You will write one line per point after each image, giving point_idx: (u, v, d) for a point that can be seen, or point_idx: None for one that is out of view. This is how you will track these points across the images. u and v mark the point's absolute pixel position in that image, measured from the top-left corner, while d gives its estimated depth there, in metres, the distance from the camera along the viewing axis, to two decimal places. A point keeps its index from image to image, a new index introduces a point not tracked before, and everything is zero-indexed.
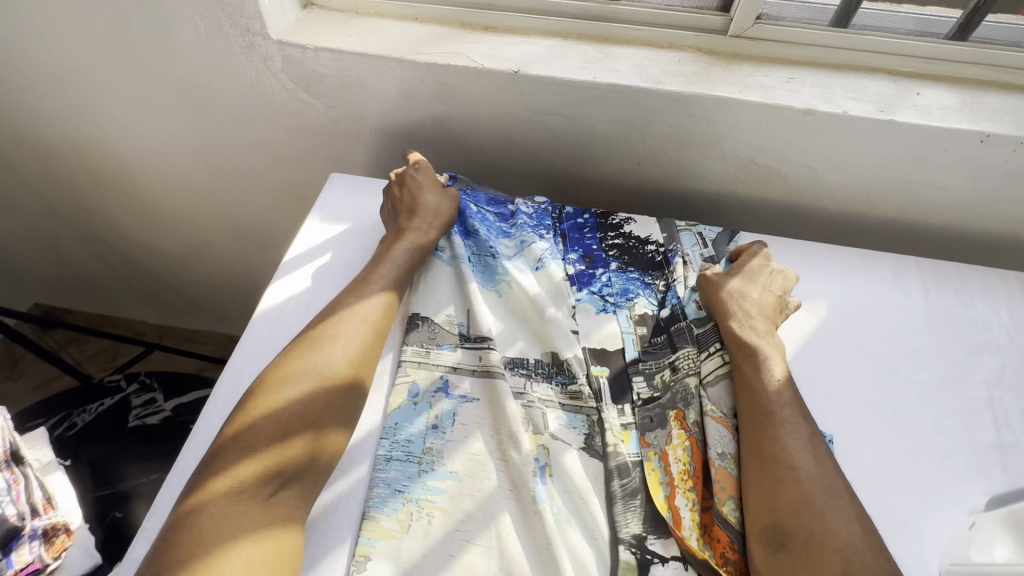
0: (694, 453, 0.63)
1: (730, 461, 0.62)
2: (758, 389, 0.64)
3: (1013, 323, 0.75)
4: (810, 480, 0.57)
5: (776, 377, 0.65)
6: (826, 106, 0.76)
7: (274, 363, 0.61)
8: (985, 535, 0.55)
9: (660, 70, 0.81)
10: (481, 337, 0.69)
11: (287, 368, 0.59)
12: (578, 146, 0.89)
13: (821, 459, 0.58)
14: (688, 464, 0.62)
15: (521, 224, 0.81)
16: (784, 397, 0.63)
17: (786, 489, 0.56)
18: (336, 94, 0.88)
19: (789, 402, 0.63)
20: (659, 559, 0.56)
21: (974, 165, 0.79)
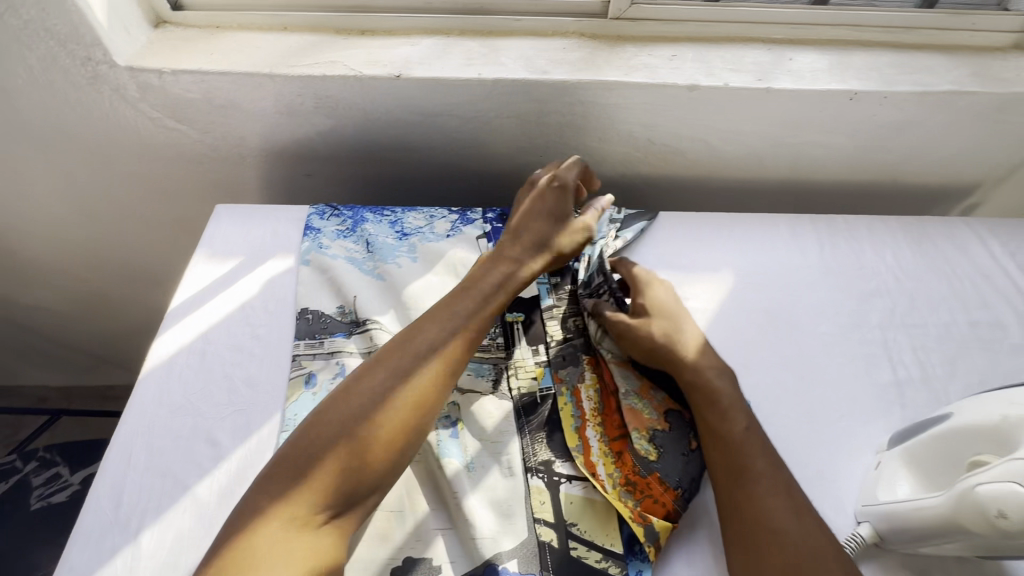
0: (605, 393, 0.64)
1: (635, 398, 0.62)
2: (722, 439, 0.56)
3: (897, 265, 0.81)
4: (796, 542, 0.49)
5: (741, 425, 0.57)
6: (709, 81, 0.78)
7: (398, 345, 0.55)
8: (890, 473, 0.56)
9: (545, 60, 0.80)
10: (371, 324, 0.68)
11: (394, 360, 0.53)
12: (477, 145, 0.87)
13: (800, 512, 0.51)
14: (598, 401, 0.64)
15: (415, 214, 0.81)
16: (750, 445, 0.55)
17: (769, 555, 0.49)
18: (208, 118, 0.81)
19: (760, 450, 0.55)
20: (567, 479, 0.58)
21: (849, 122, 0.83)
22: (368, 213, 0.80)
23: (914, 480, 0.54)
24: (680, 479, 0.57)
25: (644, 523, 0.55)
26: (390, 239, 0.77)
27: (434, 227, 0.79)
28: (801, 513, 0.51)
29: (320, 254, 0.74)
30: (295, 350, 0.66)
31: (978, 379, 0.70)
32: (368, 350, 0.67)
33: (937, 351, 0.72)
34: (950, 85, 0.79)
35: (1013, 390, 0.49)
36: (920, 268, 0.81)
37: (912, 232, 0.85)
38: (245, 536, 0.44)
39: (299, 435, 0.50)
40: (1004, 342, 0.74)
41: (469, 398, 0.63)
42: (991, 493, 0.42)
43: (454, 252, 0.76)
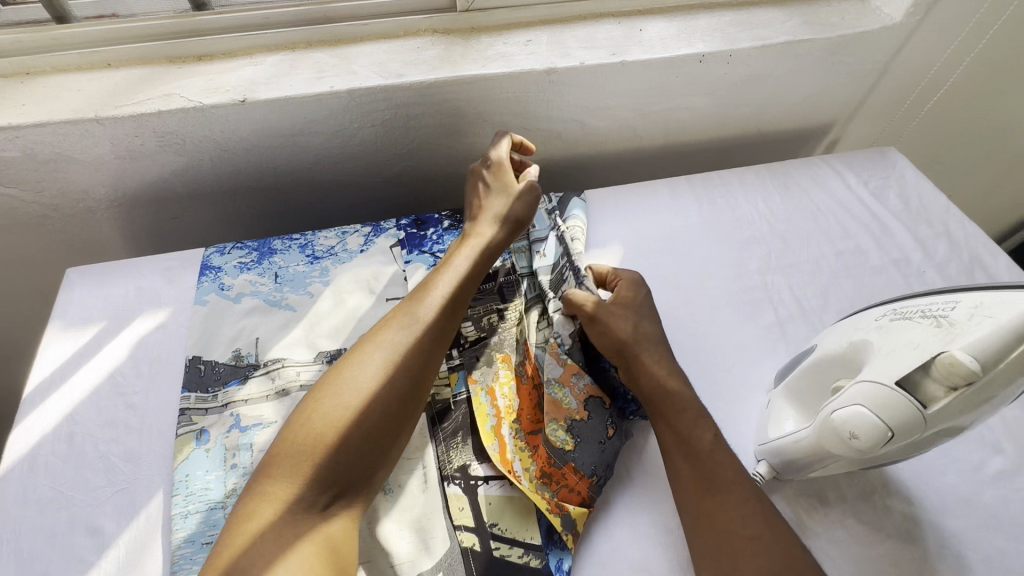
0: (520, 389, 0.64)
1: (556, 387, 0.61)
2: (693, 450, 0.56)
3: (768, 211, 0.86)
4: (765, 544, 0.50)
5: (709, 433, 0.57)
6: (565, 62, 0.78)
7: (383, 324, 0.60)
8: (778, 413, 0.58)
9: (400, 62, 0.77)
10: (279, 361, 0.65)
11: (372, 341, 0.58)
12: (350, 157, 0.84)
13: (764, 509, 0.52)
14: (514, 397, 0.63)
15: (321, 236, 0.79)
16: (718, 452, 0.55)
17: (744, 560, 0.49)
18: (37, 175, 0.73)
19: (727, 457, 0.55)
20: (484, 480, 0.58)
21: (704, 84, 0.87)
22: (275, 243, 0.77)
23: (798, 414, 0.56)
24: (594, 467, 0.58)
25: (562, 512, 0.55)
26: (301, 265, 0.75)
27: (341, 247, 0.77)
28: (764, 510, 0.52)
29: (220, 295, 0.71)
30: (184, 404, 0.61)
31: (847, 305, 0.76)
32: (275, 390, 0.63)
33: (811, 286, 0.78)
34: (787, 35, 0.84)
35: (855, 317, 0.53)
36: (788, 210, 0.86)
37: (778, 177, 0.91)
38: (253, 510, 0.49)
39: (295, 415, 0.54)
40: (866, 266, 0.80)
41: None
42: (843, 421, 0.45)
43: (364, 269, 0.75)
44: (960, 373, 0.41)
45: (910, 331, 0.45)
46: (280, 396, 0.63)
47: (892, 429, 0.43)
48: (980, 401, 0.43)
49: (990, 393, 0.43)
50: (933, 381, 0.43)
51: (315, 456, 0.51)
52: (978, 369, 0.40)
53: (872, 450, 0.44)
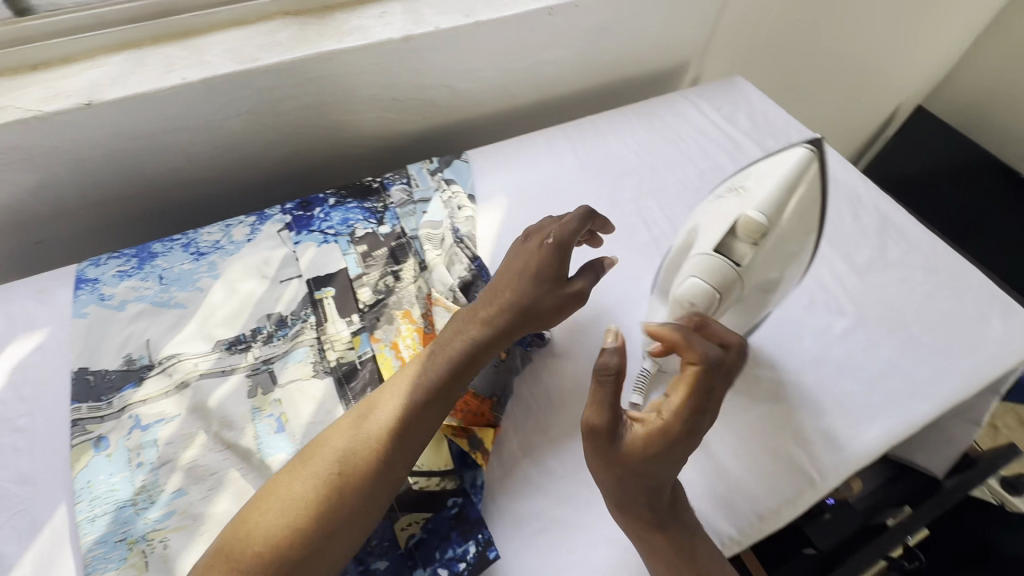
0: (422, 337, 0.68)
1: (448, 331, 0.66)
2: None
3: (636, 146, 0.93)
4: None
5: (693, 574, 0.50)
6: (420, 28, 0.81)
7: (361, 420, 0.54)
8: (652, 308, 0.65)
9: (254, 47, 0.77)
10: (173, 357, 0.65)
11: (344, 438, 0.53)
12: (222, 151, 0.82)
13: None
14: (417, 346, 0.67)
15: (203, 233, 0.77)
16: None
17: None
18: None
19: None
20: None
21: (560, 36, 0.92)
22: (154, 246, 0.75)
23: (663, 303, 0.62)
24: (493, 388, 0.62)
25: (468, 434, 0.60)
26: (186, 263, 0.74)
27: (226, 240, 0.77)
28: None
29: (100, 305, 0.68)
30: (76, 415, 0.60)
31: None
32: (175, 384, 0.63)
33: (678, 205, 0.85)
34: None
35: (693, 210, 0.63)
36: (653, 141, 0.94)
37: (642, 115, 0.99)
38: None
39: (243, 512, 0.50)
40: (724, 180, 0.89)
41: (291, 390, 0.63)
42: (684, 292, 0.55)
43: (253, 257, 0.75)
44: (756, 229, 0.52)
45: (724, 207, 0.56)
46: (180, 389, 0.62)
47: (719, 288, 0.53)
48: (778, 253, 0.54)
49: (784, 245, 0.54)
50: (740, 242, 0.53)
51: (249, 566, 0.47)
52: (768, 223, 0.51)
53: (709, 312, 0.54)
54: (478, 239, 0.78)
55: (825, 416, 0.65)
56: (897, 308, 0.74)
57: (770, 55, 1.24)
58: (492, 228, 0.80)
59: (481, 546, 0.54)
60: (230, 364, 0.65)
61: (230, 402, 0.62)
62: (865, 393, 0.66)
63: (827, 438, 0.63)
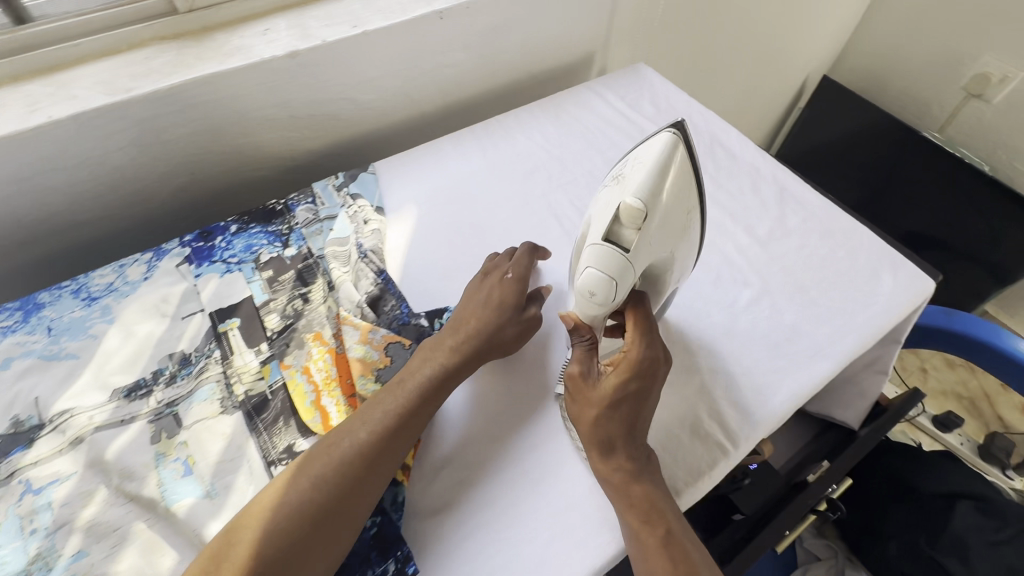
0: (335, 358, 0.66)
1: (358, 348, 0.65)
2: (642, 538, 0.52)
3: (544, 142, 0.94)
4: None
5: (665, 527, 0.53)
6: (306, 43, 0.79)
7: (332, 444, 0.55)
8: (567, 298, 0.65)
9: (128, 76, 0.73)
10: (67, 412, 0.61)
11: (314, 465, 0.53)
12: (109, 188, 0.78)
13: None
14: (330, 368, 0.65)
15: (95, 276, 0.73)
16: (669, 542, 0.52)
17: None
18: None
19: (676, 546, 0.52)
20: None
21: (456, 39, 0.92)
22: (41, 296, 0.71)
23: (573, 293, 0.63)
24: None
25: None
26: (77, 310, 0.69)
27: (121, 281, 0.73)
28: None
29: None
30: None
31: None
32: (68, 441, 0.59)
33: (588, 196, 0.87)
34: None
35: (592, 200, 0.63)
36: (561, 135, 0.95)
37: (549, 110, 1.00)
38: None
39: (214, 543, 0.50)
40: None
41: (197, 430, 0.61)
42: (583, 283, 0.57)
43: (150, 295, 0.71)
44: (636, 215, 0.53)
45: (608, 197, 0.57)
46: (74, 445, 0.59)
47: (613, 277, 0.56)
48: (665, 232, 0.56)
49: (670, 223, 0.55)
50: (625, 230, 0.54)
51: None
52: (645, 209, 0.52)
53: (607, 300, 0.57)
54: (387, 252, 0.78)
55: (735, 385, 0.67)
56: (797, 274, 0.77)
57: (674, 40, 1.28)
58: (402, 239, 0.79)
59: (400, 562, 0.54)
60: (130, 412, 0.62)
61: (130, 452, 0.59)
62: (771, 360, 0.69)
63: (738, 406, 0.65)
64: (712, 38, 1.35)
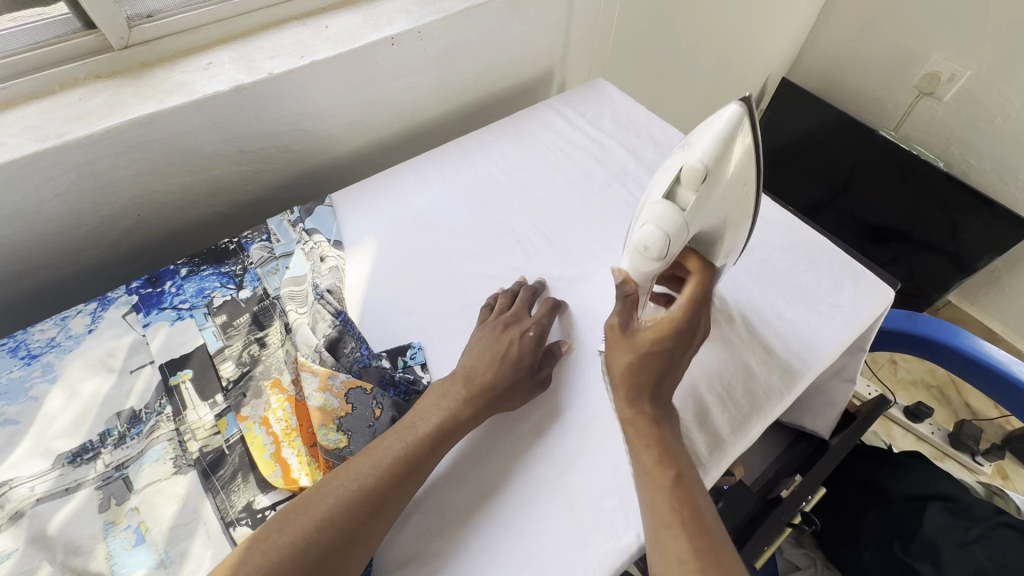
0: (295, 406, 0.63)
1: (318, 396, 0.61)
2: (651, 483, 0.51)
3: (506, 163, 0.93)
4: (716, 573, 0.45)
5: (674, 476, 0.51)
6: (251, 76, 0.77)
7: (342, 478, 0.53)
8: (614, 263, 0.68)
9: (59, 120, 0.70)
10: (4, 485, 0.57)
11: (318, 498, 0.51)
12: (47, 235, 0.74)
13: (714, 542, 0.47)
14: (290, 417, 0.62)
15: (35, 331, 0.70)
16: (677, 492, 0.50)
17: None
18: None
19: (687, 495, 0.50)
20: (271, 509, 0.57)
21: (410, 63, 0.90)
22: None
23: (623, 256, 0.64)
24: None
25: None
26: (15, 370, 0.66)
27: (63, 335, 0.69)
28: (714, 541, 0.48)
29: None
30: None
31: (583, 224, 0.85)
32: (7, 516, 0.55)
33: (551, 217, 0.86)
34: (466, 3, 0.90)
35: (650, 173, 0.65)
36: (522, 156, 0.94)
37: (510, 130, 0.99)
38: None
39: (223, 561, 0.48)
40: (594, 185, 0.90)
41: (149, 493, 0.58)
42: (639, 238, 0.59)
43: (96, 349, 0.68)
44: (697, 176, 0.54)
45: (674, 160, 0.59)
46: (13, 520, 0.55)
47: (669, 235, 0.57)
48: (723, 199, 0.57)
49: (730, 191, 0.57)
50: (685, 189, 0.56)
51: None
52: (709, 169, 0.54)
53: (662, 257, 0.58)
54: (346, 288, 0.76)
55: (704, 408, 0.67)
56: (763, 288, 0.77)
57: (633, 52, 1.28)
58: (362, 272, 0.78)
59: None
60: (75, 479, 0.58)
61: (75, 523, 0.55)
62: (740, 379, 0.69)
63: (709, 431, 0.65)
64: (671, 47, 1.36)
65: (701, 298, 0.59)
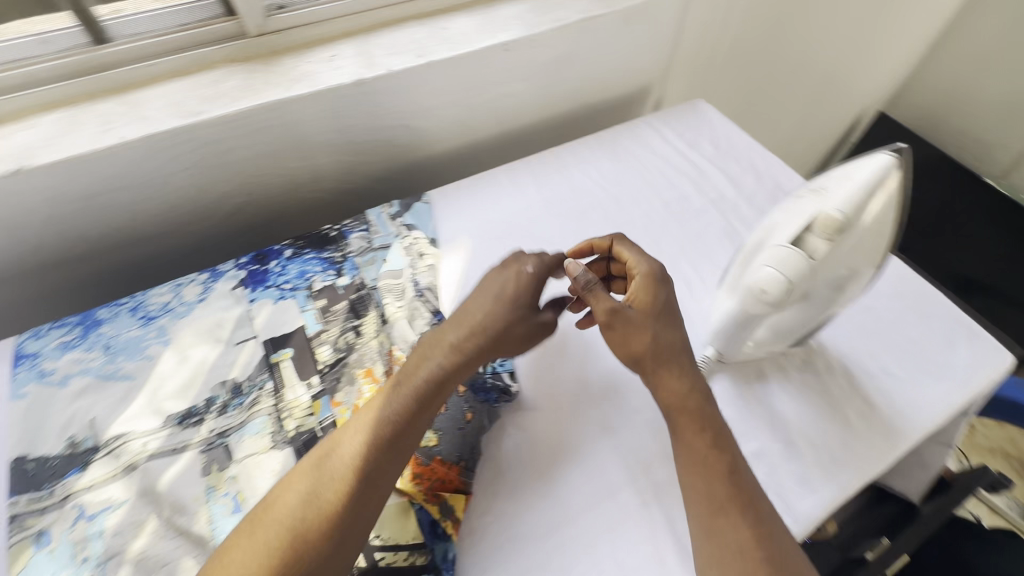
0: None
1: None
2: (706, 470, 0.54)
3: (601, 178, 0.92)
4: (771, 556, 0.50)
5: (727, 458, 0.55)
6: (372, 72, 0.79)
7: (327, 454, 0.54)
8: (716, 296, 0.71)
9: (197, 99, 0.74)
10: (121, 437, 0.61)
11: (309, 474, 0.53)
12: (170, 205, 0.79)
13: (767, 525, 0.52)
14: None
15: (152, 294, 0.74)
16: (733, 475, 0.54)
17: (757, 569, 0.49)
18: None
19: (744, 482, 0.54)
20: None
21: (518, 69, 0.91)
22: (101, 313, 0.72)
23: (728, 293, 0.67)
24: (461, 452, 0.60)
25: (439, 500, 0.58)
26: (133, 329, 0.70)
27: (177, 301, 0.73)
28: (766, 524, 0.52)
29: (41, 383, 0.65)
30: (14, 509, 0.56)
31: (677, 248, 0.83)
32: (122, 467, 0.59)
33: (644, 238, 0.85)
34: (580, 14, 0.90)
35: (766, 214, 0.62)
36: (617, 173, 0.93)
37: (606, 144, 0.98)
38: None
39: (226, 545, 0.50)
40: (690, 210, 0.88)
41: (247, 464, 0.60)
42: (756, 280, 0.55)
43: (206, 319, 0.71)
44: (832, 225, 0.51)
45: (802, 204, 0.55)
46: (127, 472, 0.59)
47: (791, 280, 0.53)
48: (853, 252, 0.53)
49: (863, 243, 0.53)
50: (816, 237, 0.52)
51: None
52: (847, 219, 0.50)
53: (779, 302, 0.54)
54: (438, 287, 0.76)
55: (799, 457, 0.64)
56: (868, 337, 0.73)
57: (730, 74, 1.25)
58: (455, 272, 0.78)
59: None
60: (181, 441, 0.62)
61: (182, 483, 0.59)
62: (837, 431, 0.66)
63: (801, 481, 0.62)
64: (772, 71, 1.32)
65: (641, 261, 0.65)
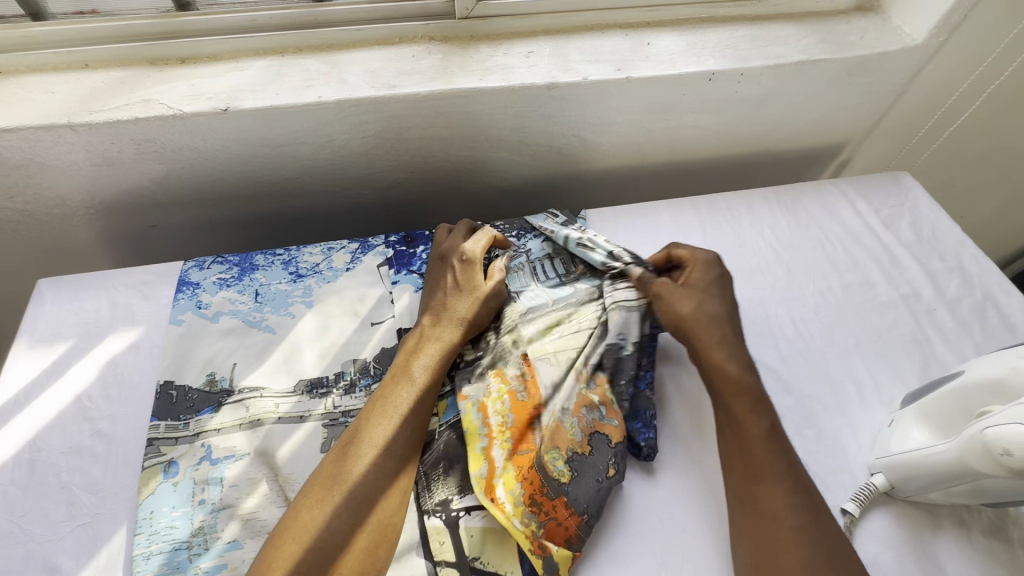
0: (514, 404, 0.60)
1: (568, 416, 0.59)
2: (743, 434, 0.56)
3: (776, 239, 0.82)
4: (807, 531, 0.50)
5: (763, 425, 0.56)
6: (567, 77, 0.74)
7: (363, 425, 0.57)
8: (902, 426, 0.61)
9: (394, 71, 0.73)
10: (254, 390, 0.62)
11: (358, 440, 0.56)
12: (340, 167, 0.80)
13: (808, 501, 0.52)
14: (507, 414, 0.60)
15: (304, 252, 0.75)
16: (772, 444, 0.55)
17: (793, 545, 0.49)
18: (20, 174, 0.71)
19: (779, 448, 0.55)
20: (466, 512, 0.56)
21: (714, 101, 0.83)
22: (258, 258, 0.74)
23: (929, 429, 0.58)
24: (587, 504, 0.55)
25: (545, 555, 0.53)
26: (283, 283, 0.71)
27: (326, 265, 0.74)
28: (808, 499, 0.52)
29: (197, 314, 0.67)
30: (153, 433, 0.59)
31: (852, 343, 0.72)
32: (249, 420, 0.60)
33: (814, 320, 0.74)
34: (802, 54, 0.79)
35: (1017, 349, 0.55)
36: (795, 238, 0.83)
37: (787, 202, 0.87)
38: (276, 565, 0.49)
39: (292, 507, 0.53)
40: (874, 301, 0.77)
41: None
42: (1000, 435, 0.49)
43: (348, 290, 0.71)
44: None
45: None
46: (253, 426, 0.60)
47: None
48: None
49: None
50: None
51: (319, 544, 0.50)
52: None
53: None
54: None
55: None
56: None
57: (982, 139, 0.98)
58: None
59: None
60: (308, 409, 0.62)
61: (300, 453, 0.58)
62: None
63: None
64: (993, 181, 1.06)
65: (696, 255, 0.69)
